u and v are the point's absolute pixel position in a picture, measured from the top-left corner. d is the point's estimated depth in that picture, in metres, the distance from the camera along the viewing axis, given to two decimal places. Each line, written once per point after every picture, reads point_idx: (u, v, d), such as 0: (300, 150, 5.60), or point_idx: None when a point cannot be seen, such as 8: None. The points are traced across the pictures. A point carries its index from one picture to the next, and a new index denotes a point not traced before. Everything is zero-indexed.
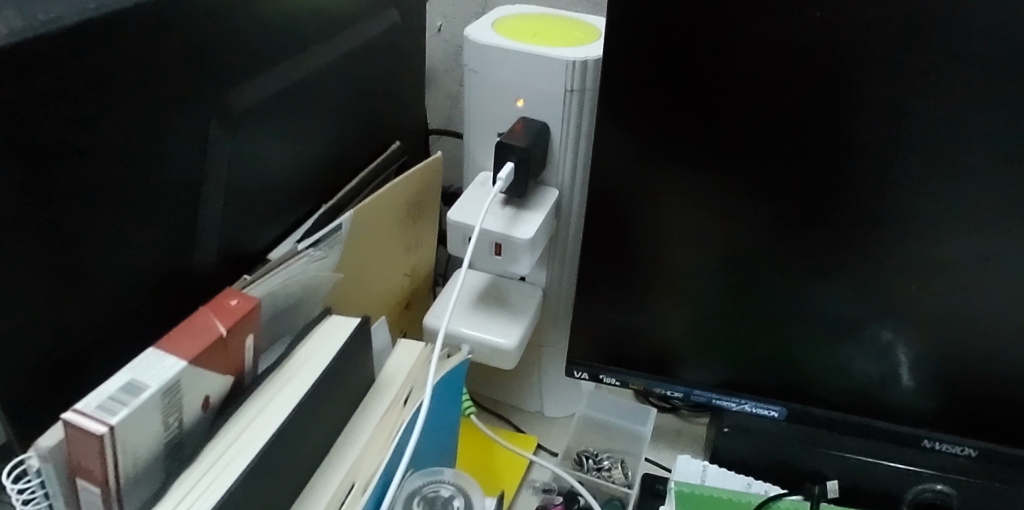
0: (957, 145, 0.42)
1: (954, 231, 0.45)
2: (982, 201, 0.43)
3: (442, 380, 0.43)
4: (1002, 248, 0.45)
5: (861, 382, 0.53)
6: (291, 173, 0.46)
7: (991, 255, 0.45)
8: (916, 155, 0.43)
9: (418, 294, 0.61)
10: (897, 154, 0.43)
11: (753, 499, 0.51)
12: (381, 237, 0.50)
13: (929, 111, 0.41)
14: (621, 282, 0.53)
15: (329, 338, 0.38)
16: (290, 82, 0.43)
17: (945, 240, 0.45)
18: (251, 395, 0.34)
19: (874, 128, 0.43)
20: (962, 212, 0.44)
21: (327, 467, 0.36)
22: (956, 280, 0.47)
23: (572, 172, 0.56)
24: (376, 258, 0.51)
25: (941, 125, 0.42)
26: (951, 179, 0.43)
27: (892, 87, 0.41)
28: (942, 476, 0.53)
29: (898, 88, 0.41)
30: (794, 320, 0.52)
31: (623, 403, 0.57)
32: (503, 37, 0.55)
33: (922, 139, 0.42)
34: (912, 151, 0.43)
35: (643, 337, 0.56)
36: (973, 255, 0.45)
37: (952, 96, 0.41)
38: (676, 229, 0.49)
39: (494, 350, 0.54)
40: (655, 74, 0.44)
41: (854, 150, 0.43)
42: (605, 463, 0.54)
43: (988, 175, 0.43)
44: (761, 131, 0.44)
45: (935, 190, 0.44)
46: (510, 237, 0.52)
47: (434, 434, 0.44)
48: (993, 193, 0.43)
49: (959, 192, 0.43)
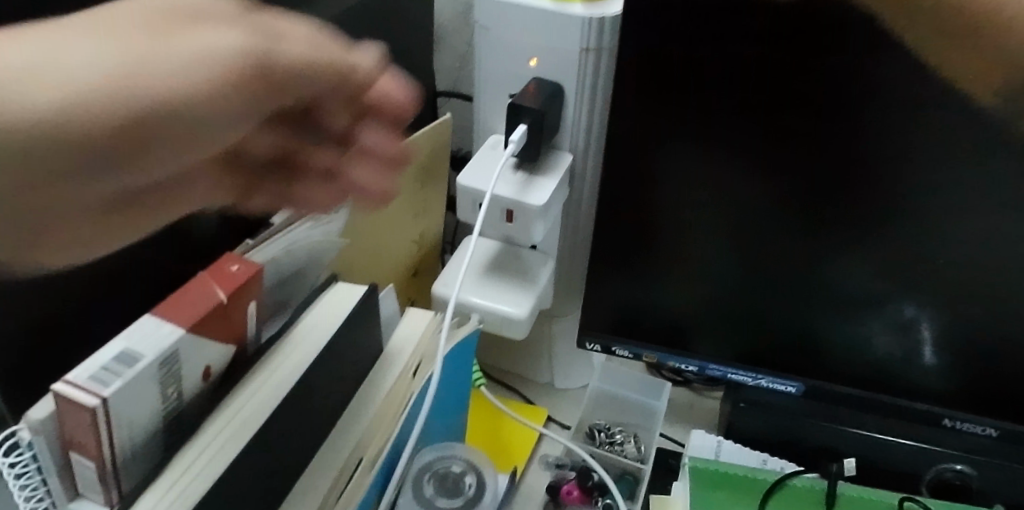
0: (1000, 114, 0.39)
1: (992, 206, 0.42)
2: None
3: (452, 350, 0.42)
4: None
5: (882, 357, 0.51)
6: None
7: None
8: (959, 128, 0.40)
9: (427, 261, 0.59)
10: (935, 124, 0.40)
11: (768, 477, 0.50)
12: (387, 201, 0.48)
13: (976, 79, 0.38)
14: (637, 252, 0.51)
15: (335, 305, 0.36)
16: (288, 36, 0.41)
17: (981, 215, 0.43)
18: (255, 366, 0.32)
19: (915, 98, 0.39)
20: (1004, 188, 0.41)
21: (335, 440, 0.34)
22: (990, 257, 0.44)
23: (587, 136, 0.53)
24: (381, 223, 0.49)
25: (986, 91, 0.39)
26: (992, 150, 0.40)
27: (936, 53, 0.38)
28: (961, 456, 0.52)
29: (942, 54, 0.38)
30: (816, 294, 0.50)
31: (636, 378, 0.55)
32: None
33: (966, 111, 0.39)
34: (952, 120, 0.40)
35: (659, 309, 0.54)
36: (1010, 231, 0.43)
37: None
38: (696, 198, 0.47)
39: (504, 319, 0.53)
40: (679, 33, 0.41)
41: (891, 121, 0.41)
42: (618, 437, 0.53)
43: None
44: (792, 95, 0.42)
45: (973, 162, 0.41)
46: (522, 203, 0.49)
47: (444, 406, 0.42)
48: None
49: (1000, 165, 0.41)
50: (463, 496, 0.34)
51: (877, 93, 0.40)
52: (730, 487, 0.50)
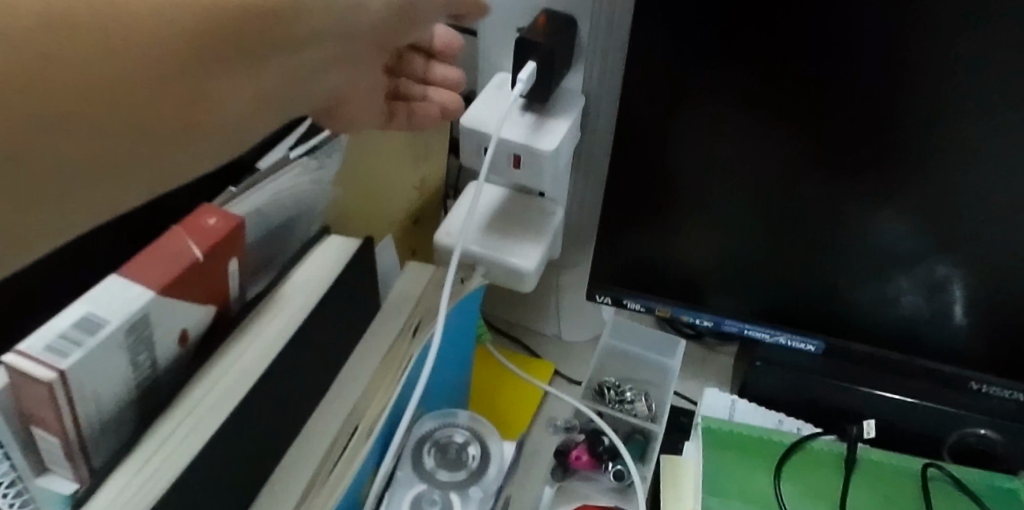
0: None
1: None
2: None
3: (454, 309, 0.39)
4: None
5: (910, 318, 0.49)
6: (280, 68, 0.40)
7: None
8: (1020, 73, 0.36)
9: (428, 208, 0.56)
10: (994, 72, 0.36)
11: (785, 439, 0.49)
12: (378, 143, 0.45)
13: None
14: (654, 202, 0.48)
15: (327, 260, 0.33)
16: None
17: None
18: (238, 328, 0.29)
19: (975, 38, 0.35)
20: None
21: (327, 406, 0.32)
22: None
23: (602, 75, 0.48)
24: (374, 167, 0.46)
25: None
26: None
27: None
28: (987, 421, 0.50)
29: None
30: (846, 251, 0.47)
31: (648, 333, 0.52)
32: None
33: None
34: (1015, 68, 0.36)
35: (675, 264, 0.51)
36: None
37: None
38: (722, 145, 0.43)
39: (509, 272, 0.50)
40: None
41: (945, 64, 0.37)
42: (627, 395, 0.51)
43: None
44: (838, 31, 0.37)
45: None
46: (531, 147, 0.46)
47: (446, 367, 0.40)
48: None
49: None
50: (466, 468, 0.32)
51: (933, 32, 0.36)
52: (744, 449, 0.48)
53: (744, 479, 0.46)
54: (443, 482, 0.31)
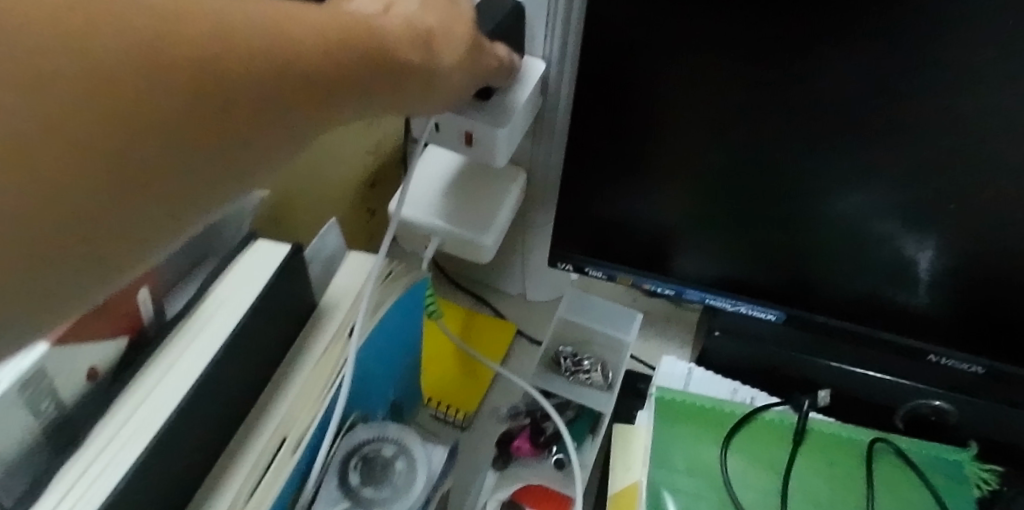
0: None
1: (1002, 155, 0.39)
2: None
3: (398, 306, 0.38)
4: None
5: (872, 292, 0.49)
6: None
7: None
8: (1000, 32, 0.34)
9: (387, 169, 0.54)
10: (956, 64, 0.36)
11: (736, 411, 0.50)
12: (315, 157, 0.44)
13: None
14: (616, 169, 0.48)
15: (252, 273, 0.33)
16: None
17: (991, 164, 0.39)
18: (153, 356, 0.29)
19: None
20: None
21: (259, 416, 0.32)
22: (995, 206, 0.41)
23: (564, 41, 0.45)
24: (309, 178, 0.44)
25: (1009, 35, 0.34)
26: (1009, 97, 0.36)
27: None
28: (940, 393, 0.52)
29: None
30: (807, 230, 0.47)
31: (609, 304, 0.52)
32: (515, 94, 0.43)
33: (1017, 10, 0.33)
34: (975, 62, 0.36)
35: (639, 228, 0.51)
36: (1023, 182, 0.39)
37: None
38: (677, 101, 0.42)
39: (465, 244, 0.49)
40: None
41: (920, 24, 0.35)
42: (586, 364, 0.50)
43: None
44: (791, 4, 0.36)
45: (989, 106, 0.37)
46: (482, 126, 0.43)
47: (385, 361, 0.40)
48: None
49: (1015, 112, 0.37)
50: (391, 485, 0.33)
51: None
52: (693, 420, 0.49)
53: (693, 450, 0.48)
54: (366, 499, 0.32)
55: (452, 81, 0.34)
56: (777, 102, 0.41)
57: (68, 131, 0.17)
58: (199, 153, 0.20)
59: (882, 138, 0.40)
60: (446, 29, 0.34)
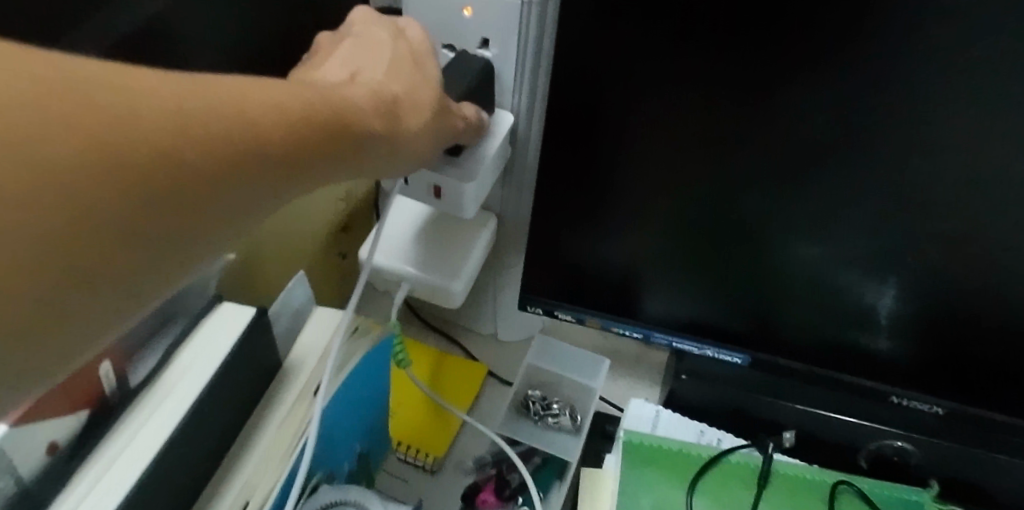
0: (965, 118, 0.36)
1: (951, 208, 0.40)
2: (986, 179, 0.38)
3: (363, 361, 0.39)
4: (1000, 229, 0.40)
5: (834, 336, 0.50)
6: (223, 63, 0.41)
7: (989, 236, 0.41)
8: (942, 92, 0.36)
9: (360, 214, 0.55)
10: (903, 124, 0.37)
11: (703, 453, 0.50)
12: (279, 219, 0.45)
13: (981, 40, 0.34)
14: (581, 218, 0.48)
15: (218, 337, 0.33)
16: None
17: (941, 217, 0.41)
18: (116, 425, 0.30)
19: (900, 59, 0.35)
20: (992, 167, 0.38)
21: (223, 481, 0.33)
22: (947, 256, 0.43)
23: (532, 94, 0.47)
24: (274, 236, 0.45)
25: (949, 98, 0.36)
26: (954, 155, 0.38)
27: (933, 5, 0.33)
28: (903, 434, 0.52)
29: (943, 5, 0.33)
30: (770, 279, 0.48)
31: (576, 351, 0.54)
32: (484, 150, 0.44)
33: (958, 72, 0.35)
34: (920, 123, 0.37)
35: (606, 273, 0.51)
36: (972, 234, 0.41)
37: (1005, 22, 0.33)
38: (640, 155, 0.43)
39: (435, 290, 0.50)
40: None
41: (867, 89, 0.36)
42: (554, 408, 0.51)
43: (996, 156, 0.37)
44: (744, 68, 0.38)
45: (936, 163, 0.38)
46: (450, 180, 0.44)
47: (351, 416, 0.40)
48: (999, 173, 0.38)
49: (960, 170, 0.38)
50: None
51: (858, 60, 0.36)
52: (660, 463, 0.50)
53: (659, 493, 0.49)
54: None
55: (417, 145, 0.35)
56: (736, 159, 0.42)
57: (28, 237, 0.17)
58: (157, 234, 0.21)
59: (838, 193, 0.41)
60: (410, 96, 0.35)
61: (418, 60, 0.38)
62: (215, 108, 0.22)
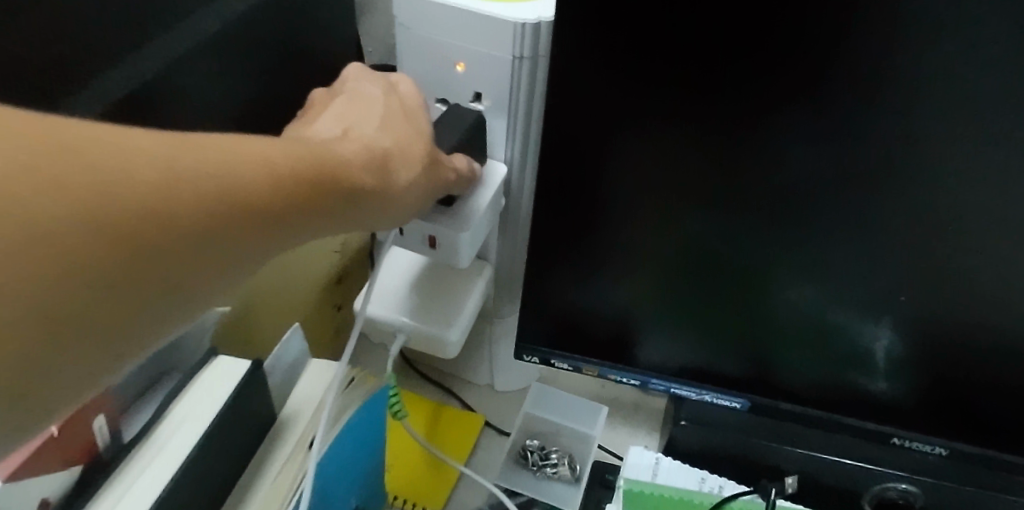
0: (939, 161, 0.38)
1: (934, 247, 0.41)
2: (964, 218, 0.39)
3: (358, 413, 0.39)
4: (982, 266, 0.41)
5: (830, 379, 0.50)
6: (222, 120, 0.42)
7: (972, 273, 0.42)
8: (915, 135, 0.37)
9: (354, 266, 0.55)
10: (881, 167, 0.39)
11: (705, 500, 0.49)
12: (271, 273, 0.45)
13: (949, 86, 0.35)
14: (575, 265, 0.49)
15: (214, 388, 0.33)
16: (168, 61, 0.36)
17: (926, 256, 0.42)
18: (110, 478, 0.29)
19: (874, 105, 0.37)
20: (971, 205, 0.39)
21: None
22: (935, 295, 0.43)
23: (524, 144, 0.48)
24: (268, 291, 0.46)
25: (924, 141, 0.37)
26: (932, 195, 0.39)
27: (901, 54, 0.35)
28: (906, 476, 0.52)
29: (910, 54, 0.35)
30: (762, 321, 0.48)
31: (573, 400, 0.54)
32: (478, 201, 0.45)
33: (927, 114, 0.37)
34: (897, 166, 0.38)
35: (601, 320, 0.52)
36: (955, 271, 0.42)
37: (965, 70, 0.35)
38: (630, 202, 0.44)
39: (430, 339, 0.49)
40: (623, 29, 0.38)
41: (844, 133, 0.38)
42: (553, 458, 0.51)
43: (972, 195, 0.39)
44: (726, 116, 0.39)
45: (916, 203, 0.40)
46: (444, 230, 0.44)
47: (347, 469, 0.40)
48: (976, 211, 0.39)
49: (939, 209, 0.39)
50: None
51: (831, 106, 0.37)
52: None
53: None
54: None
55: (411, 196, 0.36)
56: (723, 202, 0.43)
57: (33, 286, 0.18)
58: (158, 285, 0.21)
59: (824, 234, 0.42)
60: (404, 150, 0.36)
61: (411, 113, 0.39)
62: (213, 158, 0.23)
